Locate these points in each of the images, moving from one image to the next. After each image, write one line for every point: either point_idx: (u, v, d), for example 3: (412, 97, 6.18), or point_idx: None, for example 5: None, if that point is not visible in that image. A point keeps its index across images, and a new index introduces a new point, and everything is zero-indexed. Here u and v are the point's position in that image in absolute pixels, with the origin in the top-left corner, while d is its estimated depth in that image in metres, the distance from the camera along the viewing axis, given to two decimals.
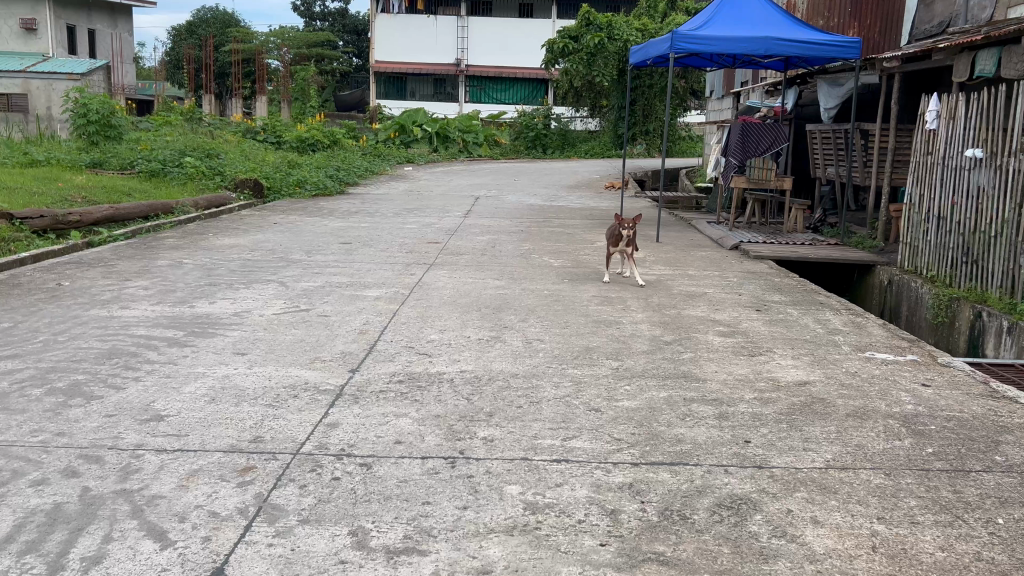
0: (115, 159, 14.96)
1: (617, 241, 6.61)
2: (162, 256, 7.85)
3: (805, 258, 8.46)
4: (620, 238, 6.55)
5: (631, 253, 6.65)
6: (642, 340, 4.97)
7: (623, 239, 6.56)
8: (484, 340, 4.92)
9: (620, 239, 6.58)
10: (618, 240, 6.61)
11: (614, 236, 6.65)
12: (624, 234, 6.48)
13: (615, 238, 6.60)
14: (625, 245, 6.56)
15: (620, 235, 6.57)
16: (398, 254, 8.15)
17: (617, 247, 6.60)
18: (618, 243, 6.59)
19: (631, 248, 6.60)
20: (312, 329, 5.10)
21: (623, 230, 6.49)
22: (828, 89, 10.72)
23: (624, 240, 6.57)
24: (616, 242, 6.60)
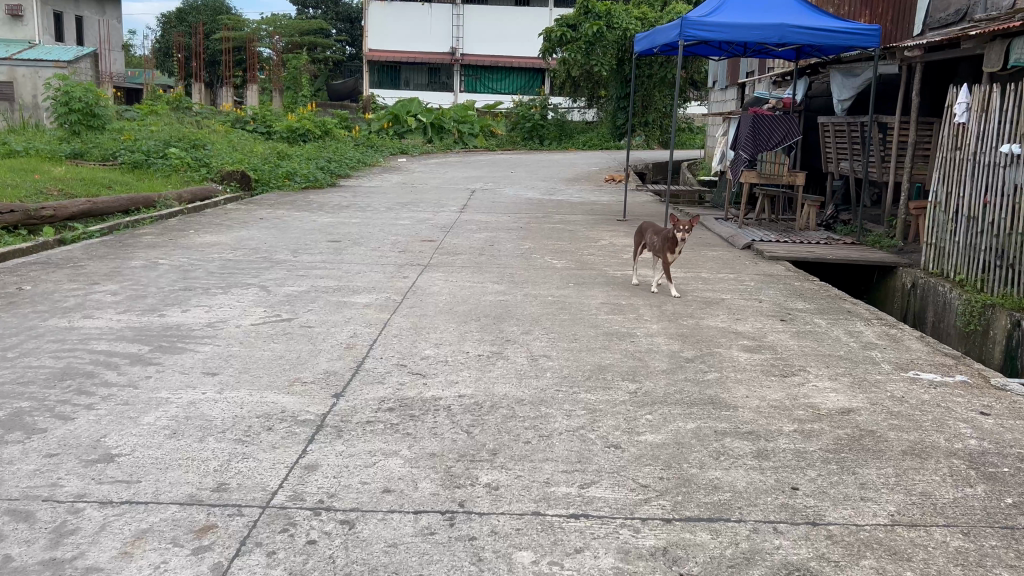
0: (96, 149, 14.40)
1: (671, 247, 5.74)
2: (137, 256, 7.33)
3: (822, 258, 7.99)
4: (676, 243, 5.69)
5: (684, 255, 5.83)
6: (659, 357, 4.48)
7: (679, 243, 5.70)
8: (485, 357, 4.42)
9: (675, 245, 5.72)
10: (671, 247, 5.75)
11: (666, 242, 5.77)
12: (685, 238, 5.62)
13: (670, 245, 5.73)
14: (682, 249, 5.71)
15: (674, 241, 5.70)
16: (390, 254, 7.65)
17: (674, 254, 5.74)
18: (675, 250, 5.72)
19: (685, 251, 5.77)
20: (292, 343, 4.60)
21: (681, 233, 5.63)
22: (842, 80, 10.24)
23: (680, 244, 5.71)
24: (672, 249, 5.72)
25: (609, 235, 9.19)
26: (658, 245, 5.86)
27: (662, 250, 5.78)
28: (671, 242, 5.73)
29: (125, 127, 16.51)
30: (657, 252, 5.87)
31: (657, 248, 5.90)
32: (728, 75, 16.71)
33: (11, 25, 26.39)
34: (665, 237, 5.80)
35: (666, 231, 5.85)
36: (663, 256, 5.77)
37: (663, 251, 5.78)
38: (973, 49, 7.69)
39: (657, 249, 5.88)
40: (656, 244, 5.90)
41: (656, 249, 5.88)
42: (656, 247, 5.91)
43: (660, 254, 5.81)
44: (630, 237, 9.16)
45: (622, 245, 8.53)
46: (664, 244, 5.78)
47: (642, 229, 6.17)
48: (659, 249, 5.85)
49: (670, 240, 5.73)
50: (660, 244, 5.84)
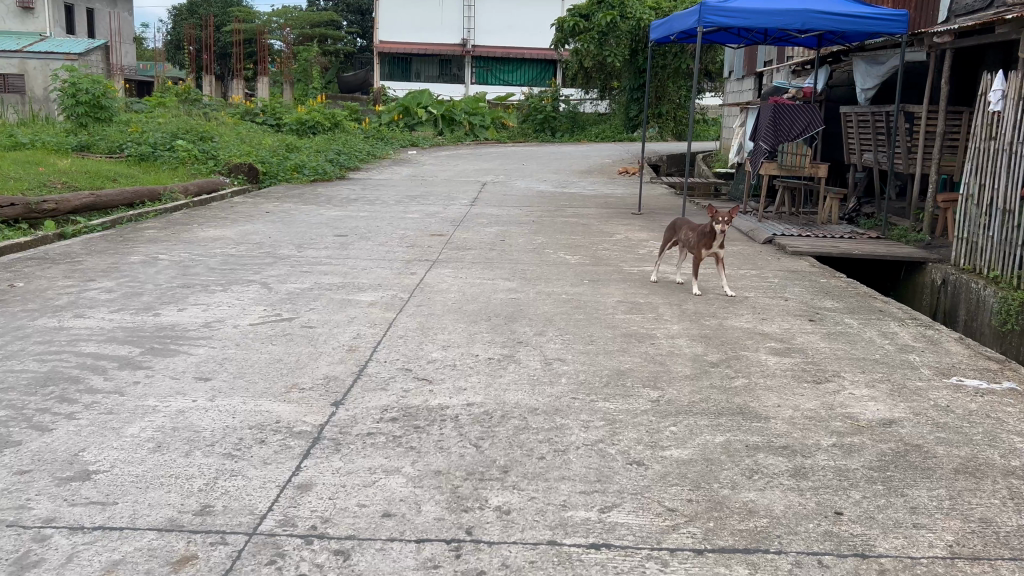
0: (103, 142, 14.17)
1: (709, 241, 5.31)
2: (138, 251, 7.07)
3: (847, 254, 7.67)
4: (715, 236, 5.26)
5: (723, 250, 5.41)
6: (682, 362, 4.18)
7: (717, 236, 5.28)
8: (495, 361, 4.14)
9: (713, 238, 5.29)
10: (709, 241, 5.32)
11: (702, 236, 5.34)
12: (723, 231, 5.19)
13: (707, 239, 5.30)
14: (721, 242, 5.29)
15: (711, 234, 5.27)
16: (397, 249, 7.37)
17: (713, 248, 5.31)
18: (714, 244, 5.29)
19: (724, 245, 5.35)
20: (292, 345, 4.33)
21: (719, 226, 5.20)
22: (866, 69, 9.91)
23: (718, 237, 5.29)
24: (710, 243, 5.30)
25: (625, 230, 8.88)
26: (694, 241, 5.43)
27: (699, 245, 5.35)
28: (709, 235, 5.30)
29: (132, 119, 16.28)
30: (693, 248, 5.44)
31: (692, 244, 5.48)
32: (745, 65, 16.35)
33: (22, 18, 26.17)
34: (701, 231, 5.38)
35: (701, 225, 5.44)
36: (700, 251, 5.34)
37: (700, 245, 5.36)
38: (1007, 33, 7.34)
39: (693, 245, 5.45)
40: (692, 240, 5.48)
41: (691, 245, 5.46)
42: (691, 243, 5.49)
43: (697, 250, 5.39)
44: (646, 231, 8.85)
45: (639, 239, 8.22)
46: (701, 239, 5.36)
47: (670, 225, 5.75)
48: (695, 245, 5.42)
49: (707, 233, 5.31)
50: (697, 239, 5.41)
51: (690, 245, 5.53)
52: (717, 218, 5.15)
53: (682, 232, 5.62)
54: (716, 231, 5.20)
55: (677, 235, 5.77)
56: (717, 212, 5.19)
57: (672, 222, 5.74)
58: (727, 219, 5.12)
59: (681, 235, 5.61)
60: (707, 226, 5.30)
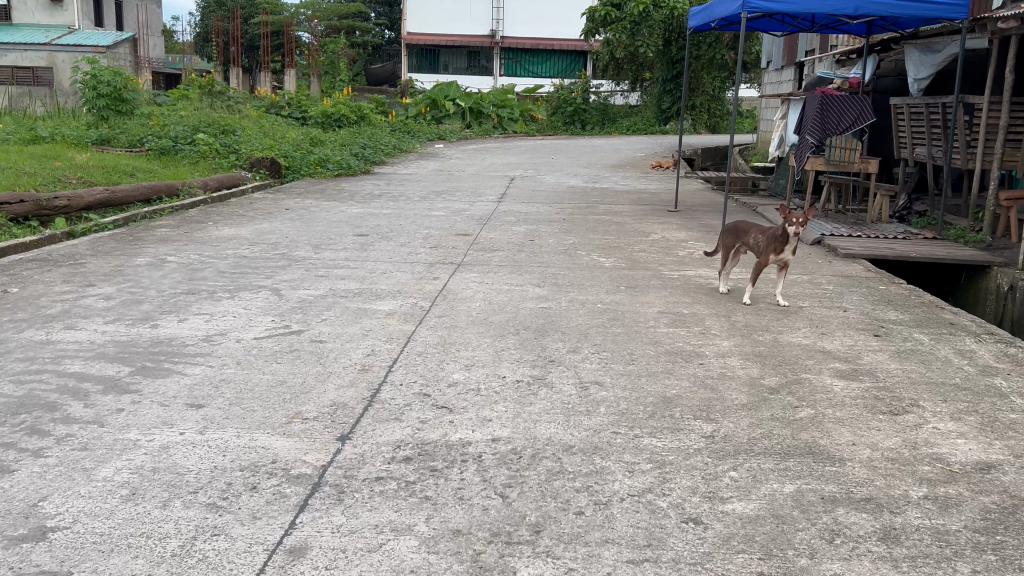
0: (124, 135, 13.88)
1: (779, 246, 4.80)
2: (146, 252, 6.69)
3: (904, 255, 7.10)
4: (787, 241, 4.76)
5: (792, 257, 4.90)
6: (736, 388, 3.69)
7: (789, 241, 4.77)
8: (524, 385, 3.68)
9: (784, 243, 4.78)
10: (779, 246, 4.82)
11: (771, 240, 4.84)
12: (796, 235, 4.69)
13: (777, 243, 4.79)
14: (792, 248, 4.79)
15: (783, 239, 4.77)
16: (420, 250, 6.93)
17: (783, 254, 4.81)
18: (784, 249, 4.79)
19: (793, 251, 4.85)
20: (298, 364, 3.89)
21: (793, 229, 4.67)
22: (919, 58, 9.32)
23: (790, 242, 4.78)
24: (782, 249, 4.79)
25: (662, 229, 8.37)
26: (760, 245, 4.93)
27: (767, 250, 4.84)
28: (780, 240, 4.80)
29: (155, 112, 15.99)
30: (759, 252, 4.93)
31: (758, 249, 4.97)
32: (785, 55, 15.69)
33: (50, 10, 25.99)
34: (770, 235, 4.86)
35: (769, 228, 4.94)
36: (768, 257, 4.84)
37: (768, 250, 4.85)
38: None
39: (760, 249, 4.94)
40: (758, 244, 4.97)
41: (757, 250, 4.95)
42: (756, 247, 4.98)
43: (763, 255, 4.88)
44: (685, 231, 8.33)
45: (677, 240, 7.71)
46: (770, 243, 4.85)
47: (731, 228, 5.24)
48: (762, 250, 4.91)
49: (778, 237, 4.80)
50: (764, 244, 4.91)
51: (755, 249, 5.02)
52: (792, 220, 4.65)
53: (745, 236, 5.11)
54: (789, 234, 4.70)
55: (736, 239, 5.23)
56: (792, 213, 4.70)
57: (733, 224, 5.24)
58: (803, 222, 4.62)
59: (745, 238, 5.10)
60: (779, 230, 4.80)
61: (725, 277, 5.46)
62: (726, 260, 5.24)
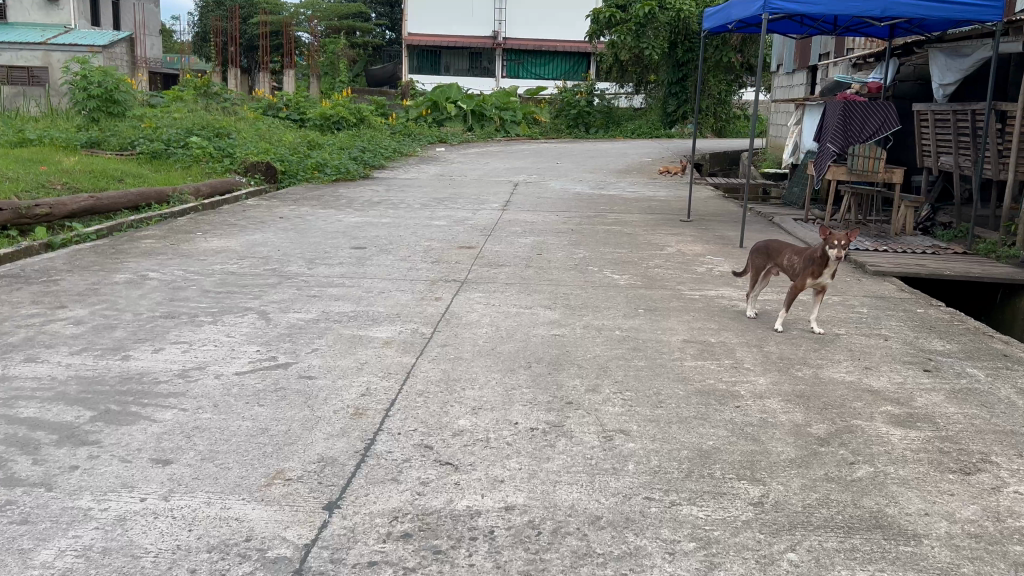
0: (115, 138, 13.44)
1: (817, 270, 4.36)
2: (127, 266, 6.25)
3: (938, 273, 6.65)
4: (827, 264, 4.32)
5: (831, 282, 4.45)
6: (781, 439, 3.23)
7: (829, 264, 4.33)
8: (540, 434, 3.23)
9: (823, 266, 4.35)
10: (817, 269, 4.38)
11: (809, 263, 4.39)
12: (838, 259, 4.24)
13: (816, 266, 4.35)
14: (832, 272, 4.35)
15: (822, 262, 4.33)
16: (421, 265, 6.49)
17: (821, 278, 4.37)
18: (824, 273, 4.35)
19: (832, 275, 4.41)
20: (283, 407, 3.43)
21: (834, 252, 4.23)
22: (946, 62, 8.89)
23: (830, 266, 4.34)
24: (820, 272, 4.35)
25: (676, 242, 7.93)
26: (797, 268, 4.48)
27: (804, 273, 4.40)
28: (819, 262, 4.35)
29: (148, 114, 15.56)
30: (794, 275, 4.50)
31: (793, 271, 4.53)
32: (796, 58, 15.25)
33: (47, 10, 25.59)
34: (809, 257, 4.42)
35: (806, 250, 4.50)
36: (805, 280, 4.40)
37: (805, 273, 4.41)
38: None
39: (795, 272, 4.50)
40: (794, 266, 4.53)
41: (793, 273, 4.50)
42: (791, 270, 4.54)
43: (799, 278, 4.45)
44: (700, 244, 7.89)
45: (694, 255, 7.27)
46: (807, 265, 4.42)
47: (762, 247, 4.81)
48: (798, 272, 4.48)
49: (816, 259, 4.36)
50: (801, 266, 4.47)
51: (789, 272, 4.58)
52: (834, 242, 4.22)
53: (778, 256, 4.67)
54: (830, 257, 4.26)
55: (769, 259, 4.78)
56: (833, 234, 4.26)
57: (764, 244, 4.81)
58: (846, 244, 4.19)
59: (779, 259, 4.65)
60: (818, 252, 4.36)
61: (753, 300, 5.01)
62: (756, 281, 4.80)
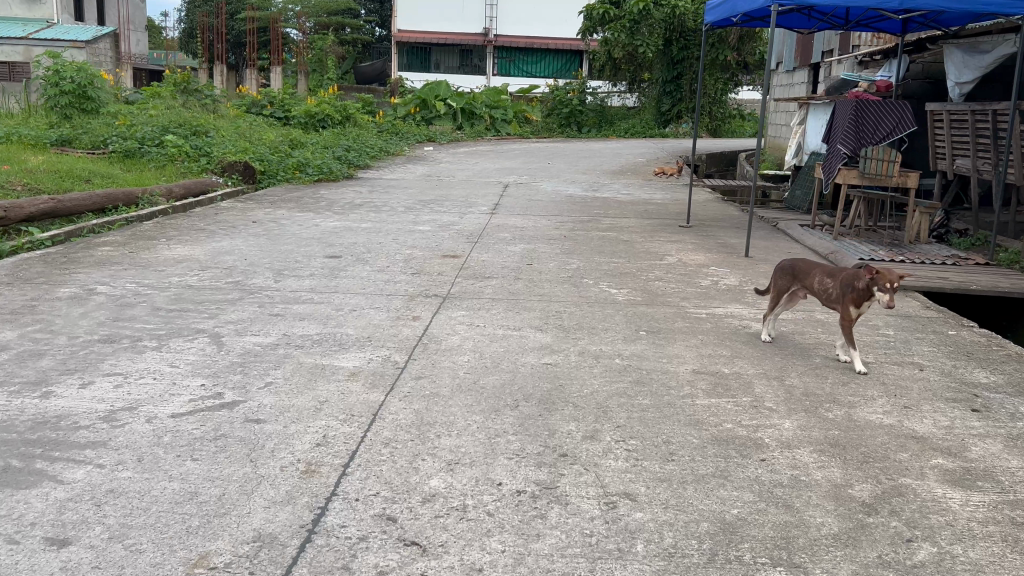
0: (87, 135, 12.81)
1: (860, 301, 3.85)
2: (75, 278, 5.66)
3: (964, 287, 6.13)
4: (870, 296, 3.82)
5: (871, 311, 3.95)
6: (820, 507, 2.69)
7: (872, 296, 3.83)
8: (531, 500, 2.67)
9: (866, 297, 3.84)
10: (857, 297, 3.89)
11: (852, 293, 3.88)
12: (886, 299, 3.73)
13: (860, 297, 3.85)
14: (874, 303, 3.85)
15: (865, 292, 3.83)
16: (401, 277, 5.94)
17: (863, 308, 3.88)
18: (865, 304, 3.85)
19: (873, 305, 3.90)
20: (220, 463, 2.86)
21: (882, 290, 3.72)
22: (963, 59, 8.40)
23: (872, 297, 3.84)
24: (862, 303, 3.85)
25: (677, 251, 7.38)
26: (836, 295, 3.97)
27: (844, 301, 3.91)
28: (860, 291, 3.86)
29: (123, 110, 14.92)
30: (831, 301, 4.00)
31: (827, 296, 4.05)
32: (796, 56, 14.74)
33: (29, 4, 24.89)
34: (850, 287, 3.89)
35: (843, 274, 4.01)
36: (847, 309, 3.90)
37: (844, 300, 3.93)
38: None
39: (833, 298, 4.01)
40: (828, 290, 4.04)
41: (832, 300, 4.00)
42: (825, 294, 4.06)
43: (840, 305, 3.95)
44: (703, 253, 7.34)
45: (697, 265, 6.72)
46: (846, 291, 3.93)
47: (788, 266, 4.31)
48: (835, 299, 3.99)
49: (858, 288, 3.86)
50: (838, 292, 3.99)
51: (821, 296, 4.11)
52: (883, 281, 3.71)
53: (808, 278, 4.18)
54: (877, 297, 3.73)
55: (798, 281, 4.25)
56: (882, 271, 3.75)
57: (790, 263, 4.32)
58: (896, 286, 3.68)
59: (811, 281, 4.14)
60: (860, 280, 3.85)
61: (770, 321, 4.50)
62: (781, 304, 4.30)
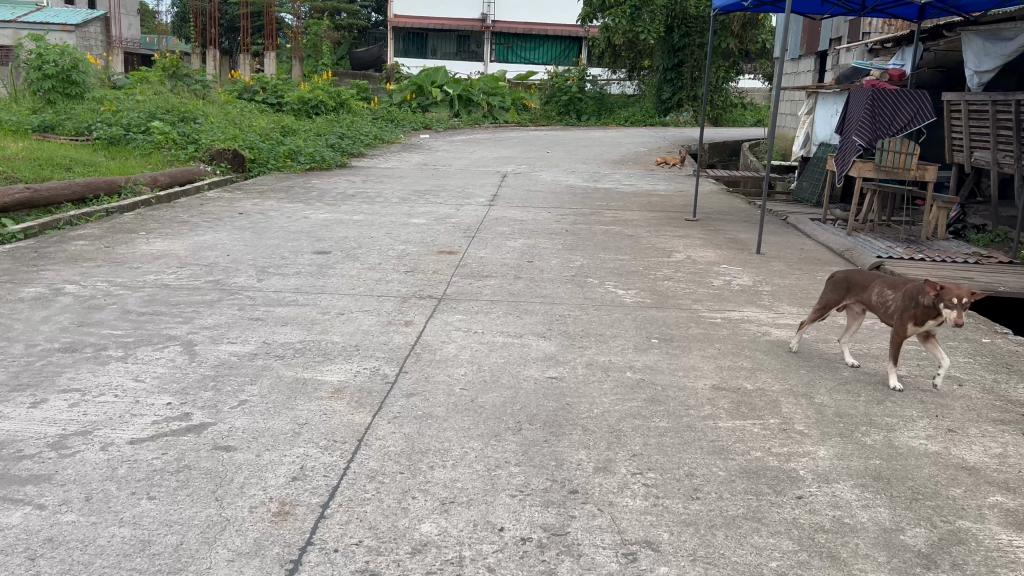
0: (70, 121, 12.39)
1: (924, 317, 3.45)
2: (44, 276, 5.27)
3: (991, 288, 5.76)
4: (936, 313, 3.41)
5: (937, 328, 3.54)
6: (870, 560, 2.32)
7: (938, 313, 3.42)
8: (537, 554, 2.29)
9: (930, 314, 3.44)
10: (921, 313, 3.49)
11: (914, 309, 3.48)
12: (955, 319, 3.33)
13: (923, 313, 3.45)
14: (939, 319, 3.44)
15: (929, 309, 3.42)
16: (393, 276, 5.55)
17: (927, 325, 3.48)
18: (929, 321, 3.45)
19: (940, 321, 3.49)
20: (180, 505, 2.49)
21: (950, 308, 3.31)
22: (981, 47, 8.02)
23: (937, 315, 3.43)
24: (927, 320, 3.45)
25: (685, 246, 7.01)
26: (897, 310, 3.58)
27: (904, 317, 3.52)
28: (924, 307, 3.46)
29: (109, 96, 14.48)
30: (890, 316, 3.62)
31: (886, 310, 3.66)
32: (802, 43, 14.32)
33: None
34: (913, 301, 3.49)
35: (904, 285, 3.62)
36: (906, 325, 3.51)
37: (904, 316, 3.53)
38: None
39: (892, 313, 3.61)
40: (888, 304, 3.64)
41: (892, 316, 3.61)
42: (884, 308, 3.67)
43: (899, 320, 3.56)
44: (712, 249, 6.96)
45: (707, 263, 6.35)
46: (907, 306, 3.53)
47: (842, 277, 3.91)
48: (895, 314, 3.59)
49: (921, 303, 3.46)
50: (897, 305, 3.59)
51: (880, 309, 3.71)
52: (952, 297, 3.30)
53: (864, 290, 3.78)
54: (944, 315, 3.33)
55: (853, 293, 3.85)
56: (950, 286, 3.34)
57: (843, 275, 3.92)
58: (967, 302, 3.27)
59: (868, 294, 3.75)
60: (924, 295, 3.45)
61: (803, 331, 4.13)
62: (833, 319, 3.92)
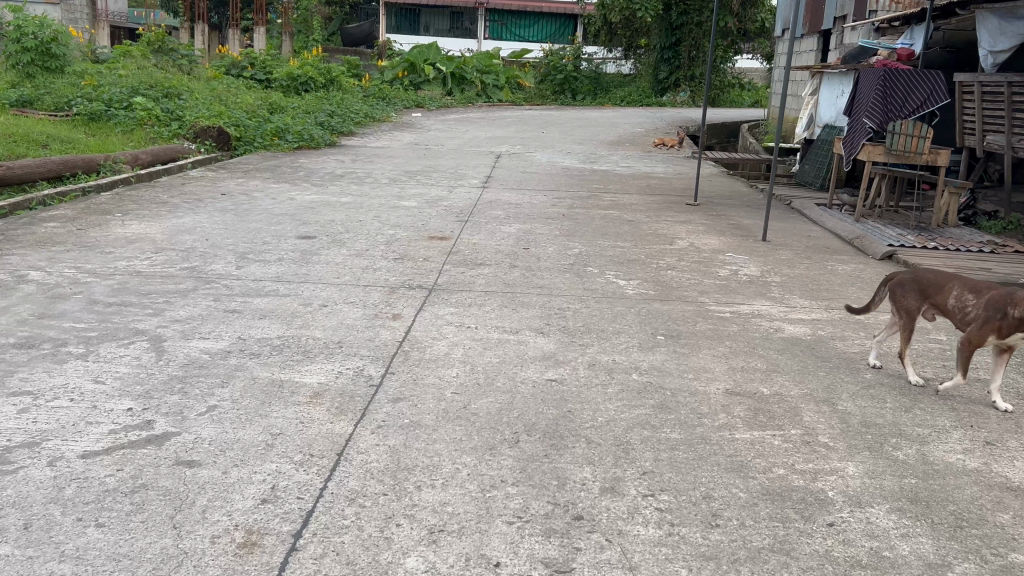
0: (49, 96, 11.98)
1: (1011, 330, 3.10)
2: (8, 262, 4.95)
3: (1010, 279, 5.48)
4: None
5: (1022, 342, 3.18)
6: None
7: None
8: None
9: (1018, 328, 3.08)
10: (1007, 325, 3.13)
11: (1001, 320, 3.13)
12: None
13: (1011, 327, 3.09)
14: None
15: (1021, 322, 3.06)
16: (381, 263, 5.24)
17: (1010, 339, 3.13)
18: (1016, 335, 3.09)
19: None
20: (131, 534, 2.19)
21: None
22: (996, 26, 7.70)
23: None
24: (1014, 334, 3.09)
25: (687, 233, 6.71)
26: (977, 319, 3.22)
27: (985, 328, 3.16)
28: (1012, 320, 3.10)
29: (91, 70, 14.05)
30: (968, 324, 3.27)
31: (964, 317, 3.30)
32: (805, 22, 13.95)
33: None
34: (999, 312, 3.13)
35: (988, 292, 3.25)
36: (986, 336, 3.16)
37: (985, 326, 3.17)
38: None
39: (970, 320, 3.26)
40: (967, 310, 3.29)
41: (970, 323, 3.25)
42: (961, 315, 3.31)
43: (976, 330, 3.20)
44: (716, 236, 6.66)
45: (712, 251, 6.06)
46: (990, 316, 3.17)
47: (916, 276, 3.54)
48: (973, 322, 3.24)
49: (1010, 315, 3.10)
50: (978, 314, 3.23)
51: (956, 315, 3.35)
52: None
53: (941, 293, 3.41)
54: None
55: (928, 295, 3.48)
56: None
57: (915, 273, 3.54)
58: None
59: (943, 298, 3.39)
60: (1015, 306, 3.08)
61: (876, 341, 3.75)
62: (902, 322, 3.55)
